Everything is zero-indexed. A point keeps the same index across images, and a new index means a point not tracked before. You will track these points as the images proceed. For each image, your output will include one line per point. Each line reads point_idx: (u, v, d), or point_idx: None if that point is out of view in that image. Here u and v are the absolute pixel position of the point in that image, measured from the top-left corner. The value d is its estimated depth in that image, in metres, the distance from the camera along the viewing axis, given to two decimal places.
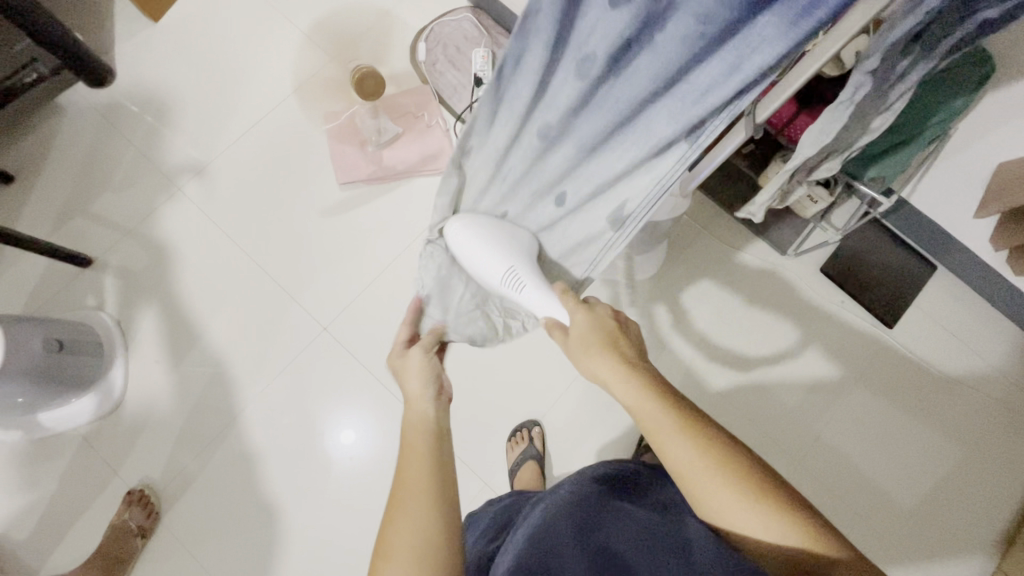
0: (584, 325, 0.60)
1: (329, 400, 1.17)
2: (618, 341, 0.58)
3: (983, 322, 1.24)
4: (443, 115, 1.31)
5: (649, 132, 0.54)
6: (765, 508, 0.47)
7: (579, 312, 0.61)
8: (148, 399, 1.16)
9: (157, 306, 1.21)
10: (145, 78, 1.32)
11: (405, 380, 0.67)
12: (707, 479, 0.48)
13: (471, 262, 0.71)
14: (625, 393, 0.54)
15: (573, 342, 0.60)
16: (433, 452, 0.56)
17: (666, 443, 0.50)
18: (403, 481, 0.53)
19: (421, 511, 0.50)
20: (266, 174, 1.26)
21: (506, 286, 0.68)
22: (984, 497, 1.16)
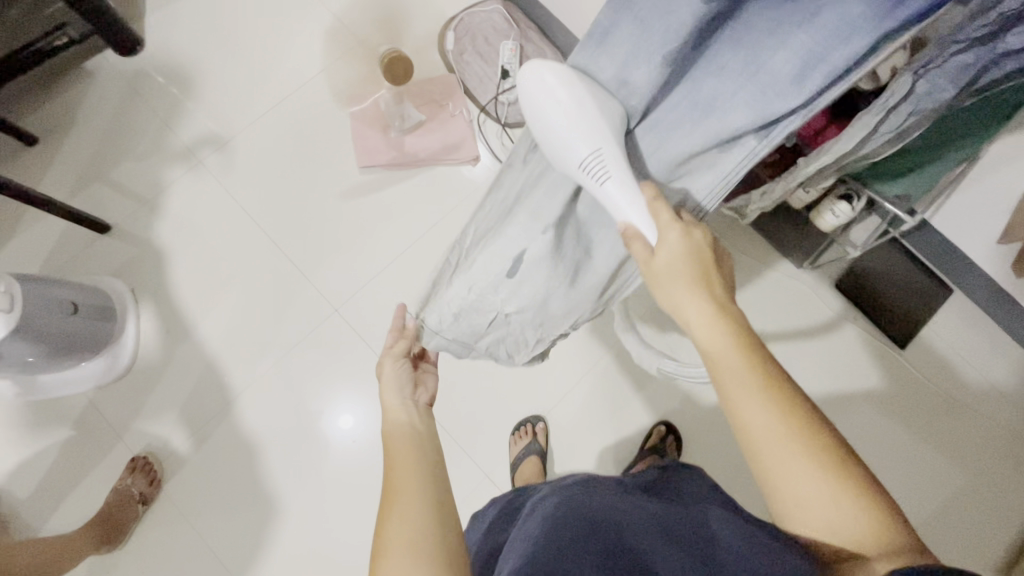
0: (675, 252, 0.52)
1: (337, 381, 1.17)
2: (710, 276, 0.54)
3: (997, 349, 1.23)
4: (467, 104, 1.30)
5: (712, 121, 0.46)
6: (836, 483, 0.47)
7: (674, 228, 0.52)
8: (157, 368, 1.17)
9: (171, 277, 1.21)
10: (173, 49, 1.33)
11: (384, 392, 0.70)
12: (773, 445, 0.48)
13: (549, 129, 0.53)
14: (711, 339, 0.52)
15: (659, 267, 0.53)
16: (412, 453, 0.59)
17: (744, 400, 0.49)
18: (393, 485, 0.55)
19: (408, 501, 0.52)
20: (288, 152, 1.27)
21: (592, 166, 0.51)
22: (987, 524, 1.15)
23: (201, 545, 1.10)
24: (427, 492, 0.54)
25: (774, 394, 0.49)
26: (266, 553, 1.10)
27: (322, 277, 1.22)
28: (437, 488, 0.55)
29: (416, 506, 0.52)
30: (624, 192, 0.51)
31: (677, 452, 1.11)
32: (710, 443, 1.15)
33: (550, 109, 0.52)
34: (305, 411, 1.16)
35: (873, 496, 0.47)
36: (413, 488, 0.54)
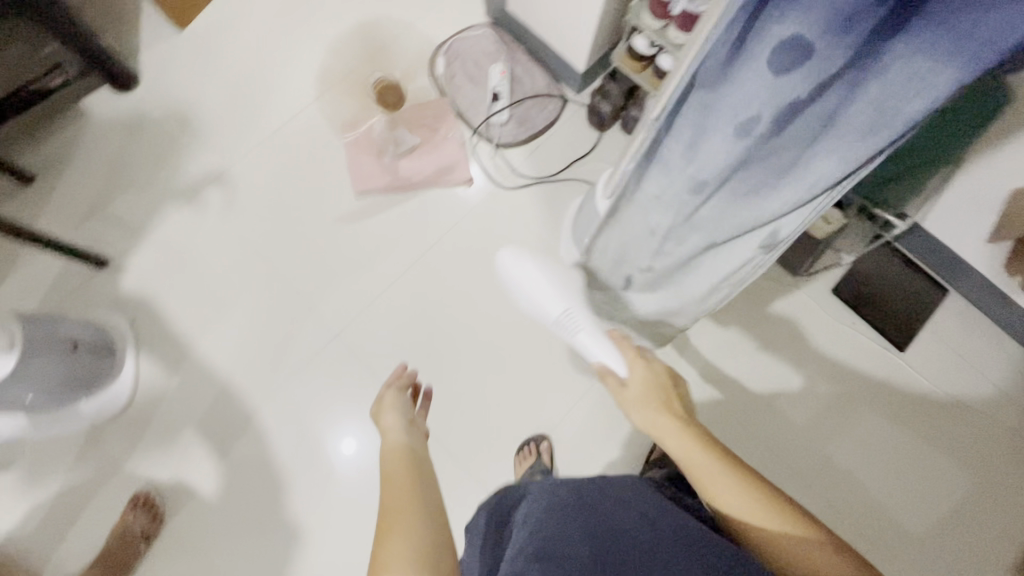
0: (641, 380, 0.82)
1: (340, 406, 1.17)
2: (664, 392, 0.80)
3: (996, 348, 1.23)
4: (459, 127, 1.32)
5: (808, 173, 0.61)
6: (782, 518, 0.60)
7: (638, 364, 0.84)
8: (157, 402, 1.16)
9: (170, 309, 1.21)
10: (169, 83, 1.35)
11: (378, 419, 0.74)
12: (714, 478, 0.64)
13: (528, 291, 0.98)
14: (663, 430, 0.73)
15: (634, 394, 0.81)
16: (400, 473, 0.61)
17: (703, 477, 0.65)
18: (387, 504, 0.55)
19: (406, 517, 0.53)
20: (284, 181, 1.28)
21: (565, 323, 0.94)
22: (996, 524, 1.15)
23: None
24: (426, 514, 0.54)
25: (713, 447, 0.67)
26: None
27: (320, 302, 1.22)
28: (436, 512, 0.55)
29: (416, 529, 0.52)
30: (586, 340, 0.92)
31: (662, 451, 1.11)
32: None
33: (527, 283, 0.98)
34: (307, 438, 1.15)
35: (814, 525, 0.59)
36: (413, 510, 0.54)
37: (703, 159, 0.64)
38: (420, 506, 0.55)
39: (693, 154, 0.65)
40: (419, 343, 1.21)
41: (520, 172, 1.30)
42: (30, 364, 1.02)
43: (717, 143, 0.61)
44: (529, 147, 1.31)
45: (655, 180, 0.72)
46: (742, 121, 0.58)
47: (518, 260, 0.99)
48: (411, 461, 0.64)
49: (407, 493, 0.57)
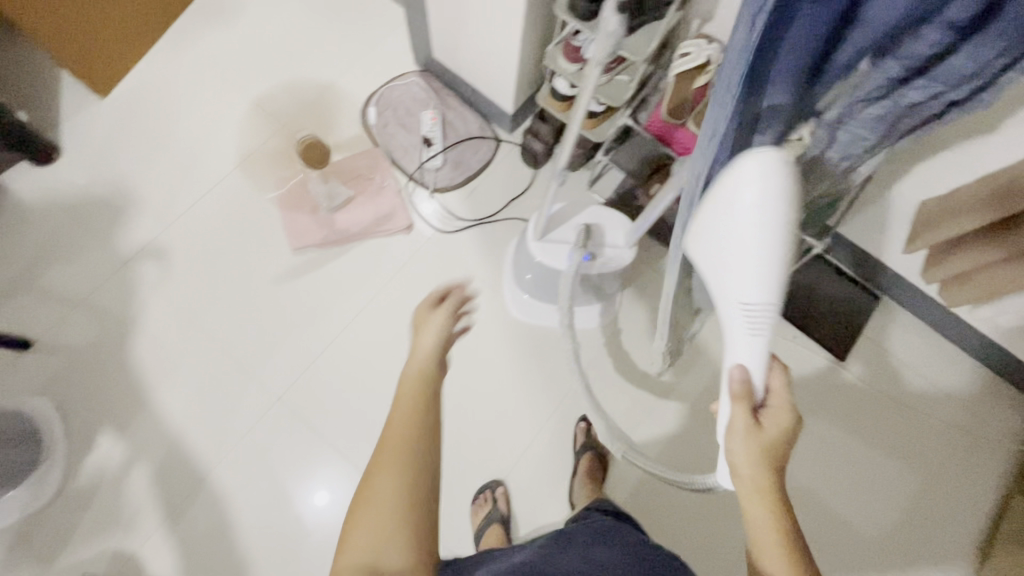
0: (776, 422, 0.61)
1: (301, 465, 1.14)
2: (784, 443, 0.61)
3: (931, 348, 1.27)
4: (394, 175, 1.32)
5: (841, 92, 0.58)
6: None
7: (784, 414, 0.61)
8: (91, 487, 1.11)
9: (102, 386, 1.16)
10: (93, 151, 1.32)
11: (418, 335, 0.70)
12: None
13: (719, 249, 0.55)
14: (748, 470, 0.59)
15: (766, 423, 0.61)
16: (400, 448, 0.61)
17: (760, 537, 0.56)
18: (371, 484, 0.59)
19: (378, 518, 0.57)
20: (217, 242, 1.25)
21: (751, 306, 0.55)
22: (945, 520, 1.18)
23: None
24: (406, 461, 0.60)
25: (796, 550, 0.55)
26: None
27: (262, 364, 1.19)
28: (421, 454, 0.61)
29: (390, 517, 0.57)
30: (758, 357, 0.58)
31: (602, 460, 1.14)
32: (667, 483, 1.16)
33: (727, 219, 0.53)
34: (256, 509, 1.11)
35: None
36: (399, 453, 0.60)
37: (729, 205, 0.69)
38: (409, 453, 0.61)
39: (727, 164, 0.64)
40: (366, 397, 1.18)
41: (458, 216, 1.30)
42: None
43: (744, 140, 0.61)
44: (466, 189, 1.32)
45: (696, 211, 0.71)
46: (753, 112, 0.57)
47: (766, 178, 0.49)
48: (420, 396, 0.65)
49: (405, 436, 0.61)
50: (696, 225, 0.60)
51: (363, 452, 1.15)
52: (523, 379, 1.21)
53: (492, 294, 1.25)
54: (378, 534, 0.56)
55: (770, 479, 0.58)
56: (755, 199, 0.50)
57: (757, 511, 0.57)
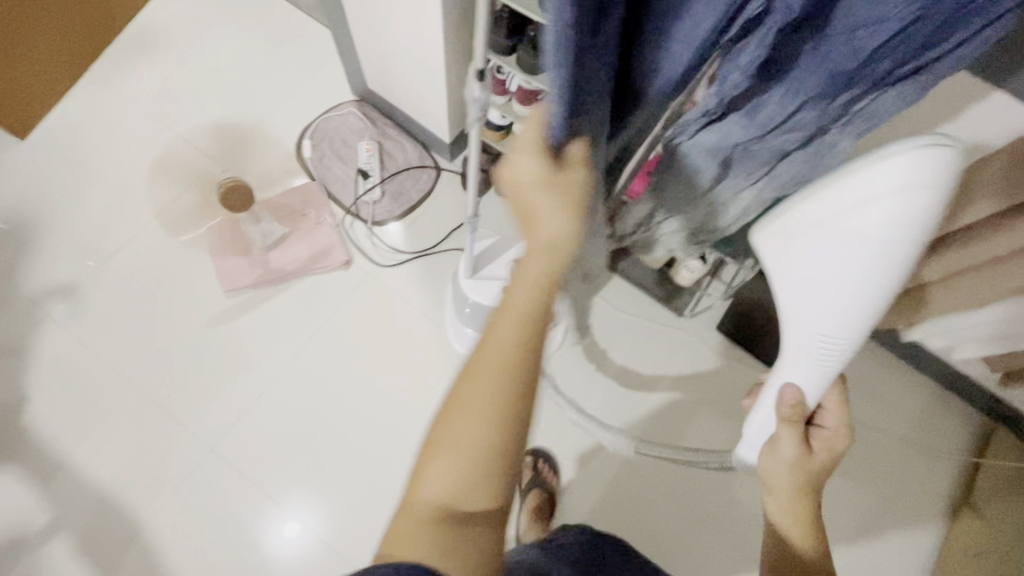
0: (825, 446, 0.63)
1: (264, 508, 1.10)
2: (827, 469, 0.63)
3: (876, 363, 1.28)
4: (331, 209, 1.29)
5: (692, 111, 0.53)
6: None
7: (840, 441, 0.64)
8: (16, 552, 1.06)
9: (24, 445, 1.11)
10: (13, 194, 1.26)
11: (528, 204, 0.44)
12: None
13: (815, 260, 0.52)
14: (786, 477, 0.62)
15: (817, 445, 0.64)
16: (491, 387, 0.46)
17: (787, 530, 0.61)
18: (458, 424, 0.47)
19: (465, 460, 0.47)
20: (145, 286, 1.20)
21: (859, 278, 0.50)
22: (893, 535, 1.18)
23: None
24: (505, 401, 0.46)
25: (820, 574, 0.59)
26: None
27: (194, 414, 1.14)
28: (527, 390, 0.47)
29: (487, 459, 0.47)
30: (820, 374, 0.61)
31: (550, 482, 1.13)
32: (615, 515, 1.15)
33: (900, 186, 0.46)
34: (188, 567, 1.07)
35: None
36: (498, 389, 0.46)
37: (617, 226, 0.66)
38: (506, 382, 0.46)
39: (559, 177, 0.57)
40: (305, 442, 1.14)
41: (398, 249, 1.27)
42: None
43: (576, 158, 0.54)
44: (406, 221, 1.29)
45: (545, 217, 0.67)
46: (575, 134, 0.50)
47: (912, 186, 0.45)
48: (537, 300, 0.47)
49: (512, 360, 0.46)
50: (775, 232, 0.55)
51: (305, 501, 1.11)
52: None
53: (433, 330, 1.22)
54: (457, 481, 0.47)
55: (809, 502, 0.62)
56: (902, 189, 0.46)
57: (787, 515, 0.62)
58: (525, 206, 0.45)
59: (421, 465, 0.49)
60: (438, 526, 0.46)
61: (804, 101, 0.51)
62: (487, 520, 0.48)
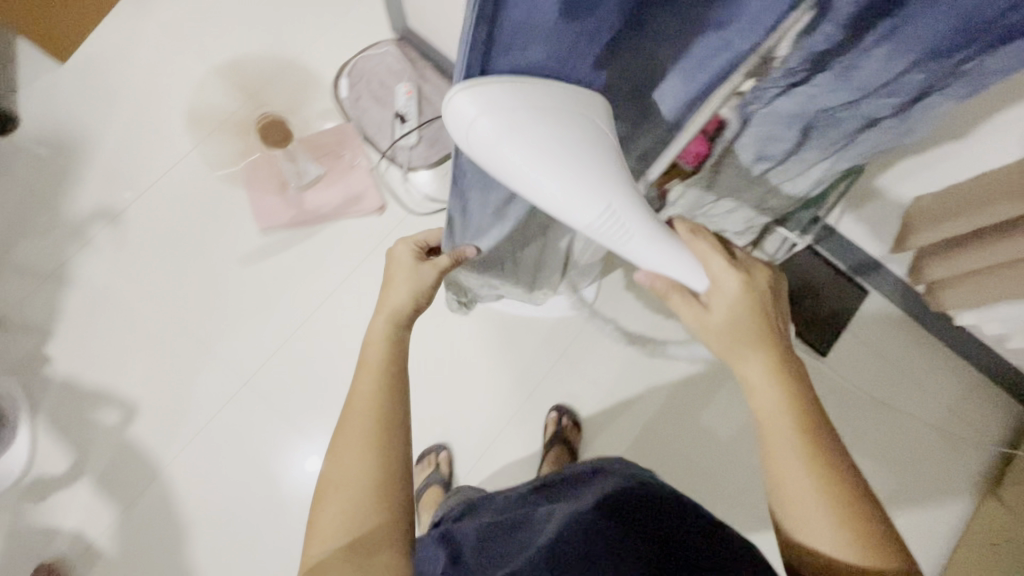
0: (736, 295, 0.57)
1: (286, 441, 1.14)
2: (760, 314, 0.57)
3: (914, 343, 1.24)
4: (367, 152, 1.26)
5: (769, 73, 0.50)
6: (834, 515, 0.49)
7: (730, 277, 0.57)
8: (60, 461, 1.11)
9: (69, 362, 1.16)
10: (53, 118, 1.26)
11: (390, 277, 0.71)
12: (808, 507, 0.49)
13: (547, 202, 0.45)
14: (717, 339, 0.58)
15: (726, 301, 0.57)
16: (356, 421, 0.56)
17: (758, 389, 0.55)
18: (334, 469, 0.54)
19: (345, 495, 0.52)
20: (182, 217, 1.21)
21: (602, 237, 0.47)
22: (918, 518, 1.17)
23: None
24: (376, 427, 0.56)
25: (805, 422, 0.52)
26: None
27: (230, 348, 1.17)
28: (394, 413, 0.57)
29: (362, 483, 0.53)
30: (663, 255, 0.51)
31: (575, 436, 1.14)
32: None
33: (529, 164, 0.42)
34: (220, 491, 1.11)
35: (868, 527, 0.49)
36: (365, 417, 0.56)
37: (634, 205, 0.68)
38: (376, 407, 0.57)
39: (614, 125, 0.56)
40: (333, 379, 1.16)
41: (432, 197, 1.25)
42: None
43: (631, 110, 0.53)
44: (441, 169, 1.26)
45: None
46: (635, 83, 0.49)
47: (490, 109, 0.39)
48: (393, 342, 0.64)
49: (380, 387, 0.59)
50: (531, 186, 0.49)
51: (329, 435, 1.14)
52: (492, 364, 1.19)
53: None
54: (348, 512, 0.52)
55: (746, 350, 0.56)
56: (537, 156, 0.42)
57: (794, 474, 0.50)
58: (386, 290, 0.70)
59: (314, 522, 0.53)
60: (342, 562, 0.49)
61: (911, 64, 0.47)
62: (384, 546, 0.51)
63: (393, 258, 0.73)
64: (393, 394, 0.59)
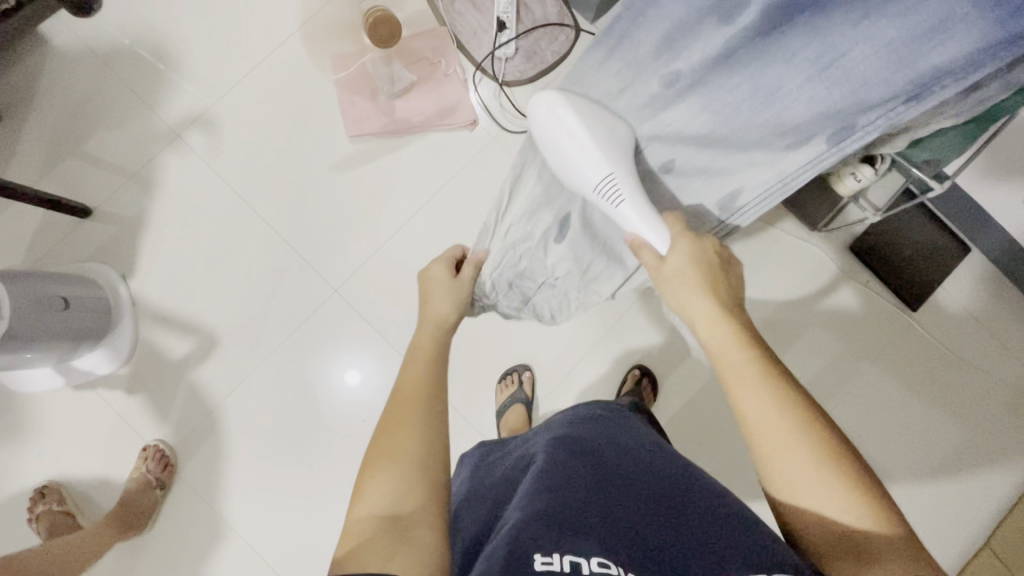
0: (686, 255, 0.56)
1: (331, 347, 1.15)
2: (717, 277, 0.57)
3: (1007, 303, 1.20)
4: (461, 62, 1.20)
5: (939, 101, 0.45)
6: (828, 478, 0.47)
7: (684, 238, 0.57)
8: (156, 351, 1.15)
9: (158, 257, 1.17)
10: (136, 5, 1.21)
11: (429, 295, 0.73)
12: (773, 441, 0.49)
13: (567, 163, 0.60)
14: (682, 302, 0.57)
15: (673, 271, 0.57)
16: (407, 408, 0.54)
17: (742, 388, 0.51)
18: (381, 445, 0.51)
19: (390, 466, 0.49)
20: (270, 119, 1.18)
21: (597, 195, 0.59)
22: (992, 479, 1.16)
23: (225, 538, 1.10)
24: (439, 411, 0.55)
25: (783, 394, 0.50)
26: (264, 522, 1.11)
27: (318, 258, 1.17)
28: (448, 403, 0.56)
29: (407, 460, 0.49)
30: (641, 214, 0.58)
31: (654, 393, 1.13)
32: (708, 409, 1.16)
33: (564, 136, 0.59)
34: (309, 394, 1.14)
35: (859, 480, 0.47)
36: (425, 397, 0.56)
37: (750, 188, 0.53)
38: (435, 395, 0.57)
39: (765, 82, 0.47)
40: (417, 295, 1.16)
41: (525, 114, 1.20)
42: (33, 332, 0.96)
43: (792, 78, 0.45)
44: (536, 85, 1.20)
45: (689, 118, 0.54)
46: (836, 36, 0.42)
47: (562, 107, 0.59)
48: (442, 350, 0.64)
49: (428, 377, 0.59)
50: (549, 160, 0.63)
51: (384, 351, 1.15)
52: None
53: None
54: (401, 477, 0.48)
55: (719, 297, 0.56)
56: (576, 126, 0.58)
57: (757, 406, 0.50)
58: (428, 307, 0.71)
59: (361, 482, 0.49)
60: (383, 525, 0.45)
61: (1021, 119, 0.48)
62: (426, 521, 0.46)
63: (427, 279, 0.75)
64: (443, 389, 0.58)
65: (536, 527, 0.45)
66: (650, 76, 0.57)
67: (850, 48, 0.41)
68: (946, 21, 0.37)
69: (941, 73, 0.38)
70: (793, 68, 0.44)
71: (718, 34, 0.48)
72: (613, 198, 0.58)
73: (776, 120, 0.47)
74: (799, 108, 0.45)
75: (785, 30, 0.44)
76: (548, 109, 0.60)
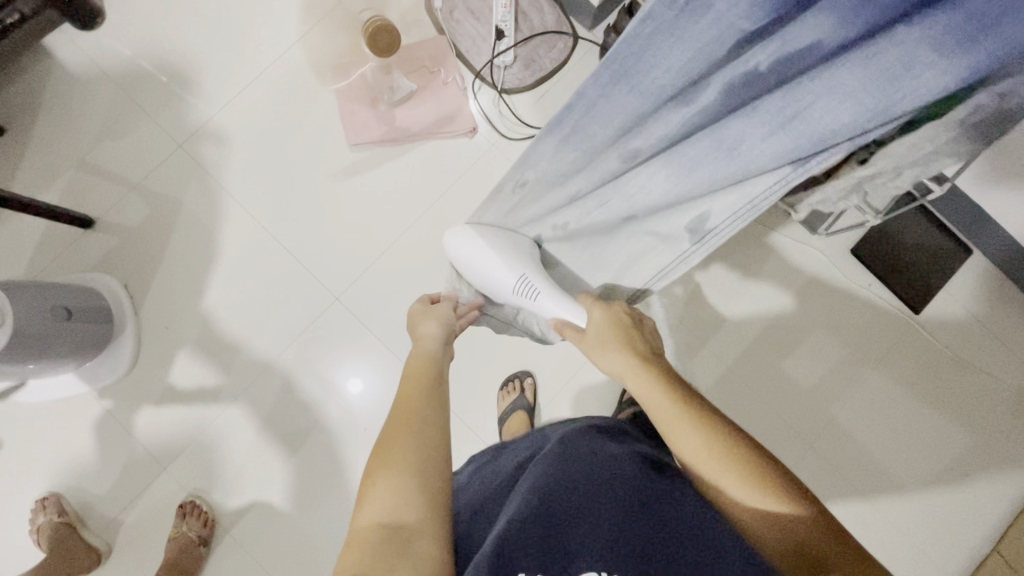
0: (604, 323, 0.68)
1: (334, 355, 1.15)
2: (631, 337, 0.67)
3: (1009, 305, 1.20)
4: (460, 70, 1.21)
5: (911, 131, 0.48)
6: (764, 489, 0.48)
7: (597, 309, 0.71)
8: (157, 361, 1.15)
9: (160, 267, 1.17)
10: (139, 18, 1.22)
11: (417, 322, 0.73)
12: (708, 469, 0.51)
13: (486, 274, 0.80)
14: (615, 362, 0.64)
15: (593, 340, 0.68)
16: (405, 418, 0.54)
17: (673, 431, 0.54)
18: (381, 454, 0.51)
19: (391, 475, 0.48)
20: (272, 129, 1.19)
21: (519, 293, 0.78)
22: (996, 484, 1.15)
23: (228, 547, 1.10)
24: (442, 427, 0.55)
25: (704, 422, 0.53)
26: (267, 532, 1.10)
27: (319, 266, 1.17)
28: (443, 414, 0.56)
29: (409, 468, 0.49)
30: (551, 299, 0.76)
31: None
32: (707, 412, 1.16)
33: (481, 257, 0.80)
34: (310, 402, 1.14)
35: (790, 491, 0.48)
36: (423, 407, 0.56)
37: (718, 213, 0.56)
38: (434, 409, 0.56)
39: (727, 135, 0.48)
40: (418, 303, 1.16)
41: (523, 122, 1.20)
42: (35, 344, 0.96)
43: (755, 136, 0.46)
44: (534, 93, 1.20)
45: (659, 173, 0.57)
46: (798, 100, 0.43)
47: (474, 238, 0.81)
48: (433, 361, 0.64)
49: (424, 385, 0.59)
50: (467, 272, 0.85)
51: (385, 358, 1.15)
52: None
53: None
54: (404, 487, 0.48)
55: (629, 348, 0.64)
56: (484, 247, 0.80)
57: (687, 439, 0.53)
58: (415, 330, 0.71)
59: (362, 493, 0.48)
60: (386, 537, 0.44)
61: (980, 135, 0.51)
62: (429, 535, 0.46)
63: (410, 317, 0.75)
64: (439, 397, 0.58)
65: (523, 539, 0.46)
66: (608, 151, 0.61)
67: (813, 103, 0.42)
68: (911, 67, 0.37)
69: (915, 105, 0.39)
70: (754, 124, 0.46)
71: (678, 110, 0.51)
72: (529, 289, 0.77)
73: (745, 168, 0.49)
74: (767, 156, 0.47)
75: (751, 98, 0.46)
76: (461, 241, 0.83)
